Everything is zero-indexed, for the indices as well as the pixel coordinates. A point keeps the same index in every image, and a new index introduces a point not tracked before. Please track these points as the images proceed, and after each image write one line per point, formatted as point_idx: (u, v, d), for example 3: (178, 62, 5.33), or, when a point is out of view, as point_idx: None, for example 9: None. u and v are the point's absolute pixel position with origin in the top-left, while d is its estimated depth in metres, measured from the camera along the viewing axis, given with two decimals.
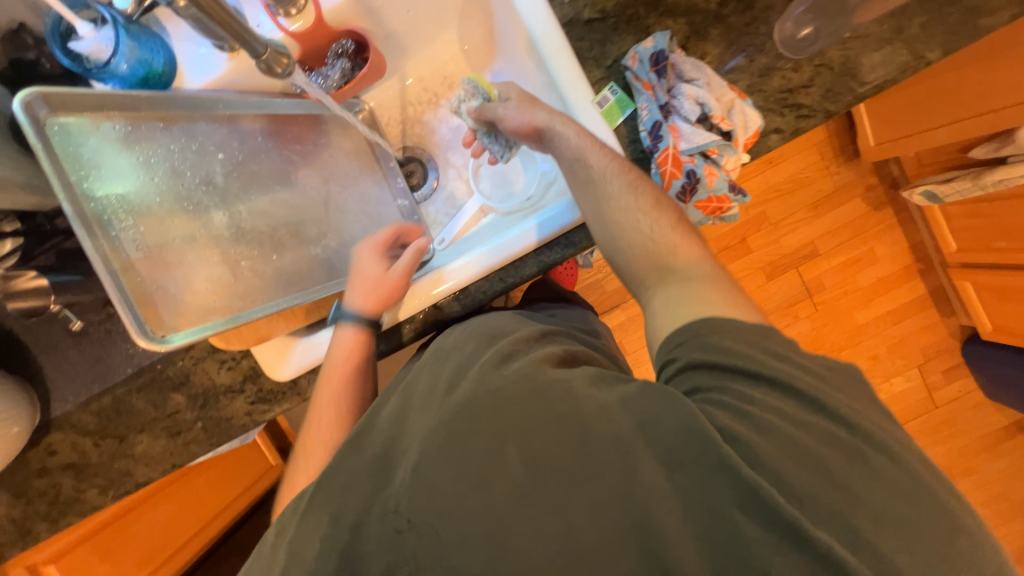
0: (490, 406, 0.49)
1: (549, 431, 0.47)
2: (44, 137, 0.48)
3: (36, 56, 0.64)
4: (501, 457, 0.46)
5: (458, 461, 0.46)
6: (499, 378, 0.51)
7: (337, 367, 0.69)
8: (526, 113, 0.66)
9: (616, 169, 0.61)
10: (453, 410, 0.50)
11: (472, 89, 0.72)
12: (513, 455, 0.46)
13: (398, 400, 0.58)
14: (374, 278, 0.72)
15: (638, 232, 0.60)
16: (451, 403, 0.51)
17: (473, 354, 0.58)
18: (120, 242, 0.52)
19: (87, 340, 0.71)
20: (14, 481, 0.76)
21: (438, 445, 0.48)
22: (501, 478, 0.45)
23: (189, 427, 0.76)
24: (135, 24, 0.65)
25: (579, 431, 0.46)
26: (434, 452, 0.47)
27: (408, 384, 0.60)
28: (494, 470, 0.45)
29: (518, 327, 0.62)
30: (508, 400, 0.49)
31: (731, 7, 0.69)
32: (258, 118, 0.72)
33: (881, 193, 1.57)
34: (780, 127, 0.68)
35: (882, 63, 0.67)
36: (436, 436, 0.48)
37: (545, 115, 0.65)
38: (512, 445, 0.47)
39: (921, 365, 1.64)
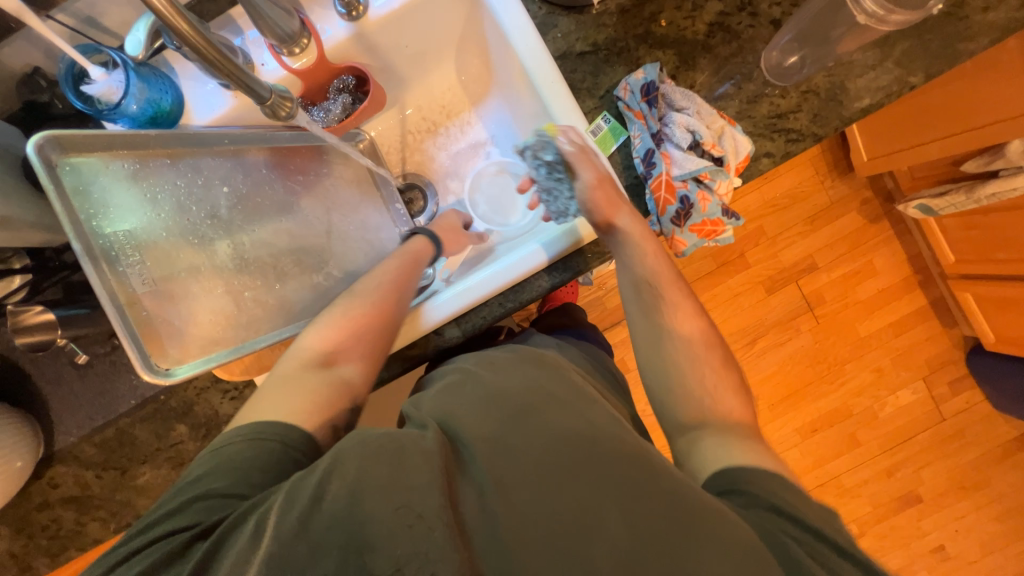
0: (586, 452, 0.50)
1: (629, 482, 0.48)
2: (56, 179, 0.52)
3: (49, 97, 0.67)
4: (600, 511, 0.46)
5: (549, 505, 0.47)
6: (572, 421, 0.53)
7: (404, 259, 0.75)
8: (609, 206, 0.66)
9: (685, 311, 0.67)
10: (543, 452, 0.50)
11: (540, 140, 0.69)
12: (614, 514, 0.46)
13: (455, 404, 0.58)
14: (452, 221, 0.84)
15: (688, 352, 0.64)
16: (538, 437, 0.51)
17: (537, 379, 0.60)
18: (127, 277, 0.56)
19: (92, 372, 0.72)
20: (14, 515, 0.75)
21: (526, 481, 0.48)
22: (599, 534, 0.45)
23: (192, 457, 0.76)
24: (145, 66, 0.68)
25: (655, 481, 0.48)
26: (512, 485, 0.48)
27: (458, 387, 0.60)
28: (577, 512, 0.46)
29: (568, 369, 0.65)
30: (584, 444, 0.51)
31: (718, 38, 0.71)
32: (262, 151, 0.72)
33: (878, 206, 1.59)
34: (771, 151, 0.70)
35: (867, 89, 0.70)
36: (517, 468, 0.49)
37: (627, 220, 0.66)
38: (612, 500, 0.47)
39: (926, 377, 1.62)
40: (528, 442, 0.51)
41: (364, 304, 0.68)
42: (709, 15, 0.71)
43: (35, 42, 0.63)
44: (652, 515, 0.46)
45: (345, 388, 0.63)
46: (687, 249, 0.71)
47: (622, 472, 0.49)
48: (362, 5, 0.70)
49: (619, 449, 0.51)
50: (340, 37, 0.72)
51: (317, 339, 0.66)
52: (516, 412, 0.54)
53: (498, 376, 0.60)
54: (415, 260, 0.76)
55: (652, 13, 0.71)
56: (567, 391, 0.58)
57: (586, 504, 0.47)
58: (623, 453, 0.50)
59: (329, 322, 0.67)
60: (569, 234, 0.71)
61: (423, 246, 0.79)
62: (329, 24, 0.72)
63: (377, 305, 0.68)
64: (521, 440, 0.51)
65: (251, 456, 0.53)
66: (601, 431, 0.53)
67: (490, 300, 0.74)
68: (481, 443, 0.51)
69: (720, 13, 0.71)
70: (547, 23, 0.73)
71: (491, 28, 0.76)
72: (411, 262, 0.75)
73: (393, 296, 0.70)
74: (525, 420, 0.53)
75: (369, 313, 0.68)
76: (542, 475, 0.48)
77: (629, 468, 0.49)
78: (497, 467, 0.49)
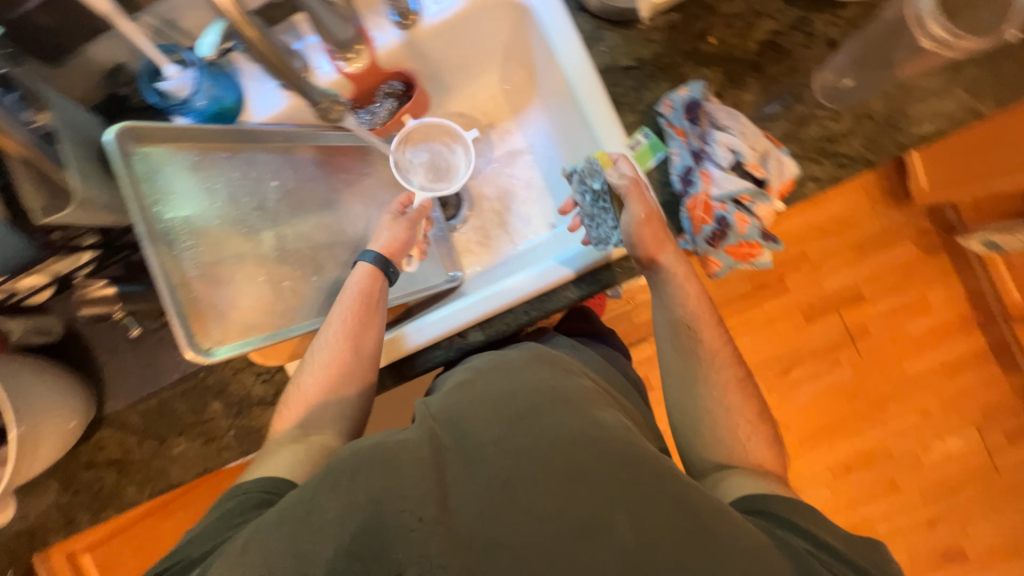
0: (593, 454, 0.51)
1: (644, 488, 0.49)
2: (129, 166, 0.57)
3: (129, 91, 0.73)
4: (609, 514, 0.47)
5: (558, 505, 0.47)
6: (581, 421, 0.54)
7: (351, 297, 0.70)
8: (656, 244, 0.65)
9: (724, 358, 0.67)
10: (551, 453, 0.50)
11: (590, 167, 0.68)
12: (623, 518, 0.47)
13: (461, 400, 0.58)
14: (388, 222, 0.77)
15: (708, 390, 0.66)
16: (545, 438, 0.52)
17: (550, 379, 0.60)
18: (181, 259, 0.59)
19: (143, 345, 0.78)
20: (64, 471, 0.82)
21: (535, 480, 0.49)
22: (610, 536, 0.46)
23: (223, 434, 0.81)
24: (213, 66, 0.73)
25: (671, 493, 0.49)
26: (523, 478, 0.49)
27: (468, 385, 0.61)
28: (591, 513, 0.47)
29: (581, 373, 0.66)
30: (592, 443, 0.52)
31: (769, 57, 0.69)
32: (311, 149, 0.76)
33: (935, 238, 1.49)
34: (817, 175, 0.67)
35: (928, 116, 0.66)
36: (527, 464, 0.50)
37: (670, 257, 0.67)
38: (621, 505, 0.47)
39: (980, 425, 1.50)
40: (535, 441, 0.52)
41: (325, 356, 0.68)
42: (761, 33, 0.70)
43: (120, 40, 0.69)
44: (660, 523, 0.47)
45: (329, 442, 0.65)
46: (720, 270, 0.70)
47: (627, 476, 0.50)
48: (415, 14, 0.73)
49: (624, 452, 0.52)
50: (392, 44, 0.75)
51: (292, 405, 0.67)
52: (522, 413, 0.55)
53: (509, 374, 0.61)
54: (362, 297, 0.70)
55: (701, 29, 0.70)
56: (580, 395, 0.59)
57: (597, 506, 0.47)
58: (628, 457, 0.51)
59: (300, 386, 0.68)
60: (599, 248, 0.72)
61: (370, 276, 0.72)
62: (382, 31, 0.75)
63: (336, 355, 0.68)
64: (529, 438, 0.52)
65: (262, 484, 0.58)
66: (608, 433, 0.53)
67: (514, 307, 0.75)
68: (488, 445, 0.52)
69: (773, 32, 0.69)
70: (594, 36, 0.73)
71: (536, 40, 0.77)
72: (359, 299, 0.70)
73: (348, 342, 0.68)
74: (532, 420, 0.54)
75: (332, 366, 0.68)
76: (552, 475, 0.49)
77: (636, 474, 0.50)
78: (507, 466, 0.50)
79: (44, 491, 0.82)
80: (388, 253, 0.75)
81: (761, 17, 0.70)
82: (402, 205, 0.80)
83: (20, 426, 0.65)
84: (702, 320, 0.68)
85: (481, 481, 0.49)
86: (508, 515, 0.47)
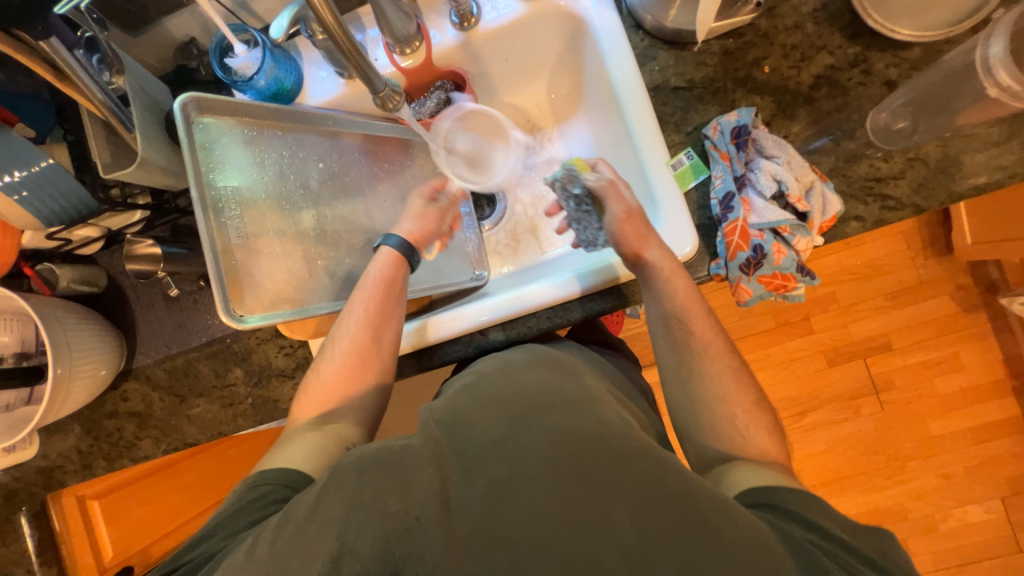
0: (593, 451, 0.50)
1: (647, 490, 0.47)
2: (190, 132, 0.60)
3: (197, 64, 0.77)
4: (609, 509, 0.46)
5: (559, 504, 0.47)
6: (582, 420, 0.54)
7: (372, 283, 0.70)
8: (637, 237, 0.65)
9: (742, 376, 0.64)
10: (552, 449, 0.50)
11: (568, 173, 0.73)
12: (624, 514, 0.46)
13: (465, 399, 0.59)
14: (416, 211, 0.77)
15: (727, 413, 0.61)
16: (547, 435, 0.52)
17: (554, 383, 0.60)
18: (226, 227, 0.61)
19: (178, 306, 0.81)
20: (87, 417, 0.85)
21: (536, 477, 0.49)
22: (611, 533, 0.45)
23: (240, 401, 0.83)
24: (280, 48, 0.76)
25: (683, 502, 0.47)
26: (525, 476, 0.49)
27: (473, 385, 0.62)
28: (594, 513, 0.46)
29: (585, 373, 0.66)
30: (589, 438, 0.51)
31: (823, 91, 0.69)
32: (358, 136, 0.79)
33: (975, 295, 1.43)
34: (862, 215, 0.66)
35: (985, 166, 0.64)
36: (529, 463, 0.50)
37: (655, 252, 0.65)
38: (620, 499, 0.47)
39: (1006, 497, 1.42)
40: (536, 441, 0.51)
41: (344, 346, 0.68)
42: (817, 67, 0.69)
43: (197, 16, 0.73)
44: (663, 522, 0.45)
45: (346, 434, 0.66)
46: (750, 299, 0.68)
47: (628, 472, 0.49)
48: (475, 17, 0.75)
49: (626, 448, 0.51)
50: (448, 44, 0.77)
51: (312, 396, 0.68)
52: (528, 411, 0.55)
53: (506, 374, 0.62)
54: (384, 284, 0.70)
55: (756, 57, 0.70)
56: (583, 396, 0.58)
57: (595, 501, 0.47)
58: (629, 453, 0.50)
59: (320, 375, 0.69)
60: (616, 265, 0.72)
61: (392, 261, 0.72)
62: (440, 30, 0.76)
63: (355, 345, 0.68)
64: (530, 436, 0.52)
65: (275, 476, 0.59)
66: (612, 432, 0.53)
67: (537, 313, 0.76)
68: (490, 446, 0.52)
69: (829, 67, 0.69)
70: (647, 54, 0.74)
71: (589, 53, 0.78)
72: (381, 285, 0.70)
73: (366, 330, 0.69)
74: (531, 419, 0.54)
75: (351, 356, 0.68)
76: (551, 473, 0.49)
77: (637, 469, 0.49)
78: (506, 469, 0.50)
79: (67, 433, 0.86)
80: (413, 240, 0.75)
81: (819, 50, 0.69)
82: (432, 189, 0.81)
83: (57, 367, 0.69)
84: (696, 310, 0.65)
85: (488, 479, 0.49)
86: (512, 511, 0.48)
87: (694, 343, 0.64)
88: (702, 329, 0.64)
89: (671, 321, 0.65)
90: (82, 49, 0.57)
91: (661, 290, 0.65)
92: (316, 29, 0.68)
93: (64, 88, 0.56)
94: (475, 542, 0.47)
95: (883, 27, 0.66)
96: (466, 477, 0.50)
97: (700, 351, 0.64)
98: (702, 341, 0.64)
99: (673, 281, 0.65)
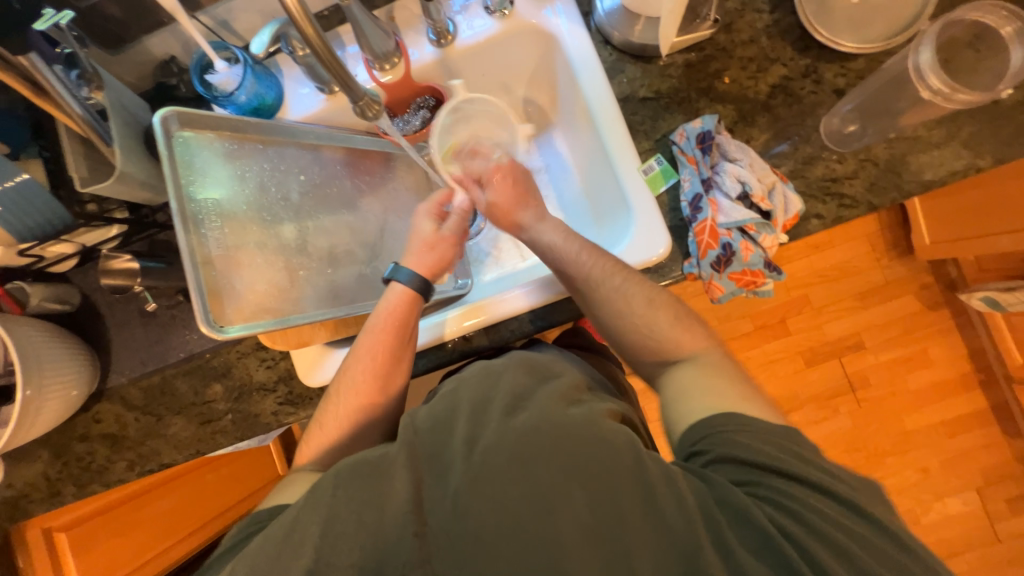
0: (555, 440, 0.51)
1: (604, 476, 0.49)
2: (169, 146, 0.60)
3: (176, 82, 0.78)
4: (565, 493, 0.48)
5: (521, 488, 0.49)
6: (562, 416, 0.54)
7: (383, 323, 0.70)
8: (509, 205, 0.75)
9: None
10: (517, 441, 0.51)
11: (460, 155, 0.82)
12: (579, 495, 0.48)
13: (442, 405, 0.58)
14: (429, 238, 0.75)
15: None
16: (513, 429, 0.52)
17: (529, 381, 0.60)
18: (206, 240, 0.61)
19: (155, 322, 0.80)
20: (57, 442, 0.82)
21: (500, 469, 0.50)
22: (565, 514, 0.48)
23: (220, 417, 0.81)
24: (260, 65, 0.78)
25: (642, 487, 0.49)
26: (493, 470, 0.50)
27: (453, 392, 0.60)
28: (555, 500, 0.48)
29: (567, 369, 0.64)
30: (557, 430, 0.52)
31: (779, 99, 0.74)
32: (339, 150, 0.80)
33: (937, 293, 1.50)
34: (821, 213, 0.71)
35: (929, 164, 0.69)
36: (497, 456, 0.50)
37: (529, 217, 0.74)
38: (578, 482, 0.49)
39: (980, 488, 1.47)
40: (502, 437, 0.52)
41: (357, 382, 0.70)
42: (773, 77, 0.74)
43: (177, 34, 0.74)
44: (619, 501, 0.48)
45: None
46: (723, 296, 0.71)
47: (585, 456, 0.50)
48: (451, 34, 0.78)
49: (586, 432, 0.52)
50: (426, 60, 0.80)
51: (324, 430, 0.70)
52: (499, 406, 0.56)
53: (486, 378, 0.60)
54: (397, 325, 0.70)
55: (716, 69, 0.75)
56: (557, 393, 0.58)
57: (555, 486, 0.49)
58: (587, 436, 0.52)
59: (331, 408, 0.70)
60: None
61: (405, 299, 0.72)
62: (418, 48, 0.79)
63: (370, 382, 0.70)
64: (495, 432, 0.53)
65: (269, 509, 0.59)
66: (574, 419, 0.53)
67: (519, 315, 0.77)
68: (459, 446, 0.53)
69: (784, 77, 0.74)
70: (616, 67, 0.78)
71: (561, 66, 0.82)
72: (393, 324, 0.70)
73: (382, 369, 0.70)
74: (503, 417, 0.54)
75: (359, 399, 0.69)
76: (512, 463, 0.50)
77: (592, 452, 0.50)
78: (474, 467, 0.50)
79: (34, 460, 0.82)
80: (427, 274, 0.74)
81: (773, 62, 0.74)
82: (438, 204, 0.78)
83: (27, 388, 0.67)
84: (589, 254, 0.68)
85: (463, 475, 0.50)
86: (483, 500, 0.49)
87: (595, 285, 0.66)
88: (602, 269, 0.67)
89: (565, 272, 0.69)
90: (60, 65, 0.57)
91: (546, 247, 0.71)
92: (297, 45, 0.70)
93: (42, 103, 0.57)
94: (455, 533, 0.48)
95: (830, 40, 0.72)
96: (445, 475, 0.51)
97: (609, 291, 0.66)
98: (602, 279, 0.66)
99: (551, 237, 0.71)
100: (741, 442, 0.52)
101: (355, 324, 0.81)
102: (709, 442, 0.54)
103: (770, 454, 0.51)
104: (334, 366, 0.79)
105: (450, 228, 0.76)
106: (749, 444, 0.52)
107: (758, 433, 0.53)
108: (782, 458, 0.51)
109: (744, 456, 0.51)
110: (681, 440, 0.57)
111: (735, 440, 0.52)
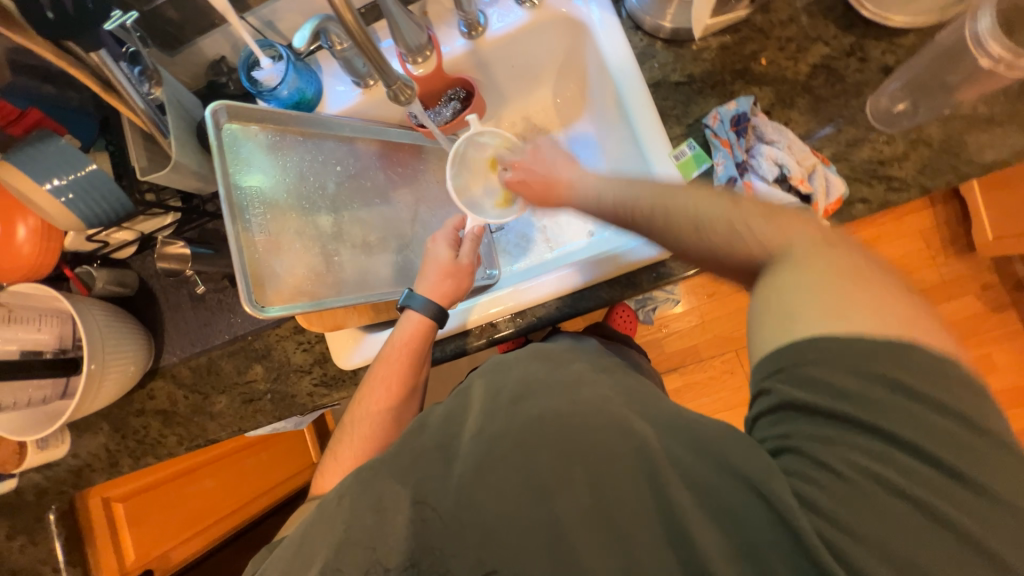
0: (562, 424, 0.51)
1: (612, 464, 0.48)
2: (218, 138, 0.64)
3: (226, 80, 0.82)
4: (569, 477, 0.48)
5: (525, 476, 0.49)
6: (565, 402, 0.54)
7: (397, 353, 0.73)
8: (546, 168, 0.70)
9: None
10: (521, 430, 0.51)
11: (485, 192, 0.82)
12: (582, 478, 0.48)
13: (454, 401, 0.60)
14: (446, 265, 0.76)
15: None
16: (517, 415, 0.53)
17: (539, 371, 0.60)
18: (250, 226, 0.64)
19: (203, 305, 0.85)
20: (117, 416, 0.88)
21: (507, 454, 0.50)
22: (567, 496, 0.47)
23: (260, 397, 0.85)
24: (302, 62, 0.82)
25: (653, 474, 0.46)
26: (501, 454, 0.50)
27: (465, 388, 0.63)
28: (562, 484, 0.48)
29: (577, 358, 0.64)
30: (563, 418, 0.52)
31: (821, 79, 0.71)
32: (373, 142, 0.82)
33: (1003, 294, 1.38)
34: (867, 197, 0.67)
35: (991, 145, 0.65)
36: (505, 440, 0.51)
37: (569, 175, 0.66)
38: (581, 468, 0.48)
39: None
40: (506, 425, 0.53)
41: (374, 404, 0.73)
42: (814, 57, 0.71)
43: (227, 36, 0.80)
44: (624, 487, 0.47)
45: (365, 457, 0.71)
46: None
47: (585, 440, 0.49)
48: (482, 26, 0.79)
49: (591, 418, 0.51)
50: (457, 53, 0.82)
51: (339, 459, 0.73)
52: (508, 394, 0.57)
53: (498, 373, 0.62)
54: (410, 351, 0.73)
55: (753, 51, 0.73)
56: (568, 377, 0.59)
57: (556, 470, 0.48)
58: (591, 421, 0.51)
59: (349, 433, 0.73)
60: (602, 264, 0.74)
61: (419, 327, 0.74)
62: (450, 41, 0.81)
63: (385, 403, 0.72)
64: (503, 420, 0.53)
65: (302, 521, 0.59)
66: (583, 405, 0.53)
67: (547, 302, 0.77)
68: (468, 440, 0.53)
69: (826, 57, 0.71)
70: (646, 53, 0.77)
71: (591, 56, 0.82)
72: (407, 354, 0.73)
73: (398, 393, 0.73)
74: (517, 406, 0.54)
75: (370, 420, 0.72)
76: (517, 448, 0.50)
77: (600, 437, 0.49)
78: (485, 448, 0.51)
79: (96, 432, 0.89)
80: (441, 299, 0.75)
81: (814, 42, 0.71)
82: (454, 231, 0.80)
83: (91, 362, 0.73)
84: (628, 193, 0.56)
85: (472, 457, 0.51)
86: (494, 481, 0.49)
87: (658, 209, 0.53)
88: (654, 192, 0.55)
89: (618, 219, 0.58)
90: (125, 62, 0.62)
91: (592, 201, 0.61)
92: (336, 40, 0.73)
93: (110, 99, 0.62)
94: (472, 517, 0.48)
95: (877, 16, 0.69)
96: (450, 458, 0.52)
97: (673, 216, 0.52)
98: (666, 199, 0.53)
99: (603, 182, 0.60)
100: (822, 377, 0.43)
101: (386, 310, 0.84)
102: (823, 373, 0.43)
103: (856, 394, 0.41)
104: (367, 349, 0.82)
105: (466, 255, 0.77)
106: (828, 380, 0.42)
107: (856, 367, 0.42)
108: (861, 411, 0.42)
109: (817, 402, 0.43)
110: (778, 359, 0.46)
111: (832, 382, 0.42)
